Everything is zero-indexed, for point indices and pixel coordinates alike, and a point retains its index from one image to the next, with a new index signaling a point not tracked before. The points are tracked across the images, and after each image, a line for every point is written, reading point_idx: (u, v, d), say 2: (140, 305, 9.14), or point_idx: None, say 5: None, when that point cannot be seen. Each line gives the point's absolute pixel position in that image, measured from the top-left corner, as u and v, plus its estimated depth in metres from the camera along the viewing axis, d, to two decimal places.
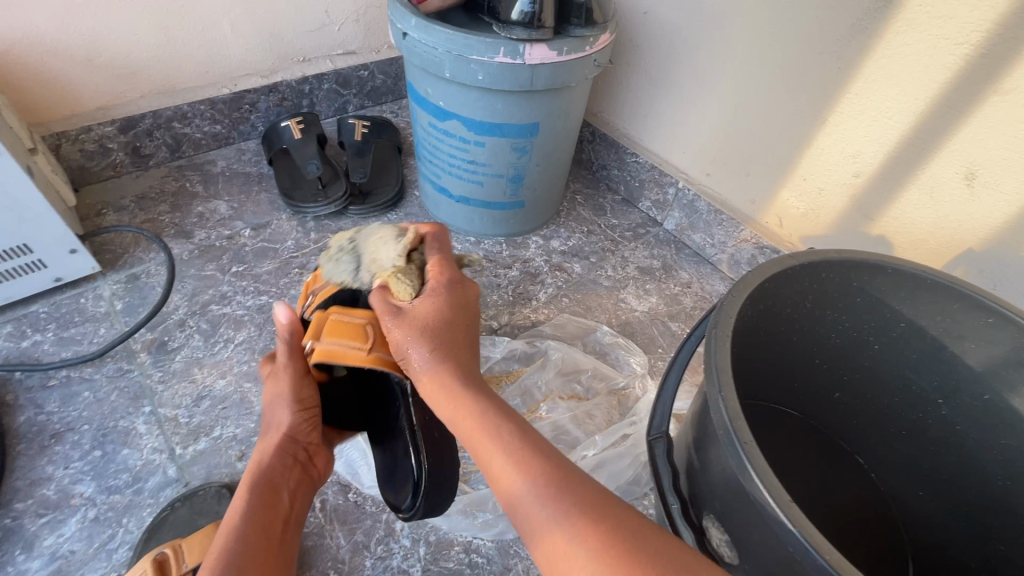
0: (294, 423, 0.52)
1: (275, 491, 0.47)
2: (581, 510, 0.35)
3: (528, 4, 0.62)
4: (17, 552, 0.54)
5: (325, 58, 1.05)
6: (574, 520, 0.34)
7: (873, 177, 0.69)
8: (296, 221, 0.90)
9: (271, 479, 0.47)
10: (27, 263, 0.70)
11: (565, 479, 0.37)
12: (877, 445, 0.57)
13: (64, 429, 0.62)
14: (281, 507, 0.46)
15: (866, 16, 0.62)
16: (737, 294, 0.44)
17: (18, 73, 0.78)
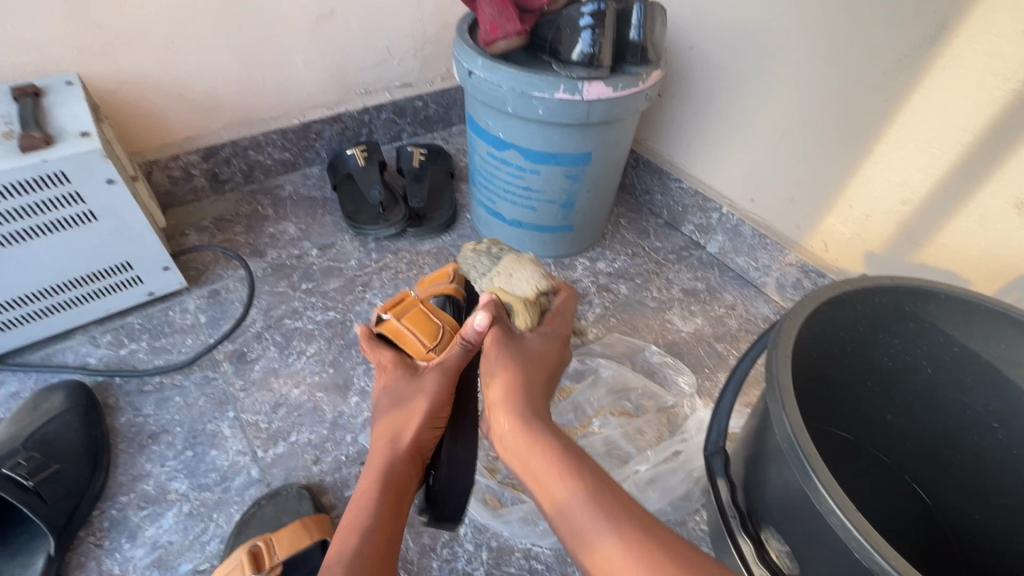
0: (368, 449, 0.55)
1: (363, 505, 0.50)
2: (637, 536, 0.41)
3: (589, 46, 0.67)
4: (122, 541, 0.60)
5: (384, 90, 1.13)
6: (622, 535, 0.41)
7: (921, 204, 0.71)
8: (358, 242, 0.97)
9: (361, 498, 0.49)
10: (128, 278, 0.77)
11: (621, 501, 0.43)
12: (931, 468, 0.58)
13: (159, 430, 0.69)
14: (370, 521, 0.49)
15: (912, 52, 0.65)
16: (795, 317, 0.47)
17: (122, 108, 0.87)
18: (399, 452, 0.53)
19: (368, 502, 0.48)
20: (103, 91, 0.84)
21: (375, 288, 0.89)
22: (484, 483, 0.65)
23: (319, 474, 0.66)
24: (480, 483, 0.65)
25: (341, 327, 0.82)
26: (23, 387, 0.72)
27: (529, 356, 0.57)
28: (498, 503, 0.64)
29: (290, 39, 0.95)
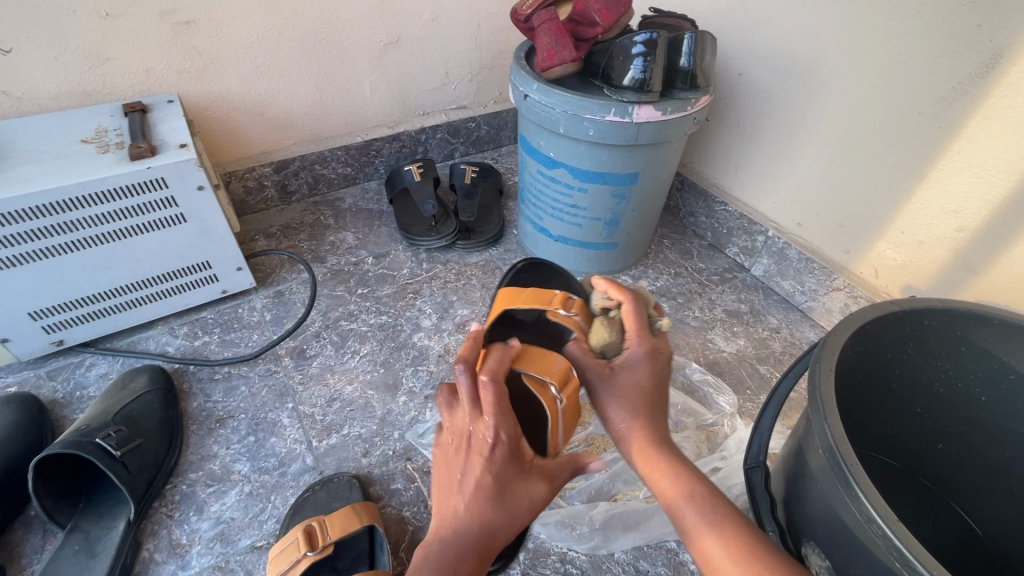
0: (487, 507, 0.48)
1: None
2: (724, 523, 0.42)
3: (640, 72, 0.71)
4: (190, 514, 0.65)
5: (441, 112, 1.20)
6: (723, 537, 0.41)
7: (977, 232, 0.70)
8: (410, 252, 1.02)
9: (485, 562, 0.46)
10: (207, 276, 0.85)
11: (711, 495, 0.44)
12: (987, 503, 0.56)
13: (226, 416, 0.75)
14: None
15: (967, 80, 0.66)
16: (839, 334, 0.48)
17: (210, 125, 0.96)
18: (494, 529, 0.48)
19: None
20: (197, 110, 0.93)
21: (425, 296, 0.93)
22: None
23: (367, 466, 0.70)
24: None
25: (392, 330, 0.87)
26: (111, 369, 0.80)
27: (624, 384, 0.50)
28: None
29: (360, 65, 1.04)
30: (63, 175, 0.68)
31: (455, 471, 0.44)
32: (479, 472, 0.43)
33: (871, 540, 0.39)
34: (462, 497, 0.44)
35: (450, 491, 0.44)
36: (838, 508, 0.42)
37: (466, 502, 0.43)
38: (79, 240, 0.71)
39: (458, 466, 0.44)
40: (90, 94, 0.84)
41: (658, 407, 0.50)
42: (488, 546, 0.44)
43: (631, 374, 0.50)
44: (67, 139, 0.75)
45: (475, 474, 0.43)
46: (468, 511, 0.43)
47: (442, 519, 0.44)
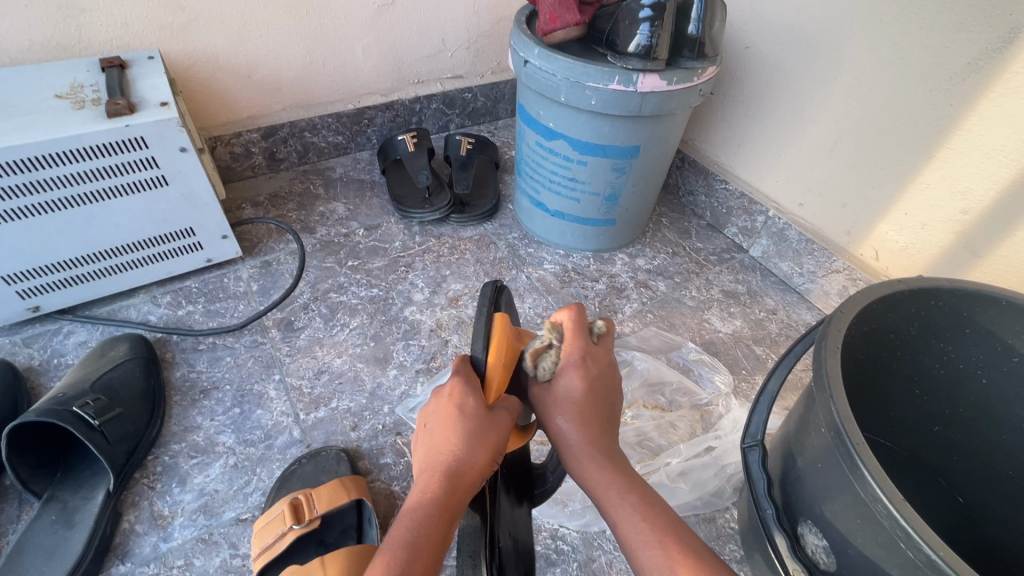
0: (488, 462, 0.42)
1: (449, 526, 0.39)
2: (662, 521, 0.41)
3: (646, 38, 0.68)
4: (173, 485, 0.63)
5: (436, 81, 1.16)
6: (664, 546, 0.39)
7: (982, 215, 0.69)
8: (403, 225, 0.99)
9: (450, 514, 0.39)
10: (191, 244, 0.82)
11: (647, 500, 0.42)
12: (981, 487, 0.55)
13: (210, 387, 0.73)
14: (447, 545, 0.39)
15: (983, 55, 0.63)
16: (846, 312, 0.47)
17: (194, 85, 0.92)
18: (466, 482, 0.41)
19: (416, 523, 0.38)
20: (179, 69, 0.89)
21: (417, 270, 0.91)
22: None
23: (356, 440, 0.68)
24: None
25: (383, 304, 0.85)
26: (90, 337, 0.78)
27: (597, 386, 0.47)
28: None
29: (353, 28, 0.99)
30: (34, 130, 0.64)
31: (470, 430, 0.42)
32: (493, 438, 0.42)
33: (873, 519, 0.38)
34: (471, 443, 0.41)
35: (453, 437, 0.42)
36: (839, 486, 0.42)
37: (474, 449, 0.41)
38: (54, 200, 0.68)
39: (462, 428, 0.41)
40: (64, 48, 0.79)
41: (610, 419, 0.47)
42: (462, 491, 0.40)
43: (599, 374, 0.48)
44: (39, 93, 0.70)
45: (489, 442, 0.42)
46: (466, 459, 0.41)
47: (444, 469, 0.41)
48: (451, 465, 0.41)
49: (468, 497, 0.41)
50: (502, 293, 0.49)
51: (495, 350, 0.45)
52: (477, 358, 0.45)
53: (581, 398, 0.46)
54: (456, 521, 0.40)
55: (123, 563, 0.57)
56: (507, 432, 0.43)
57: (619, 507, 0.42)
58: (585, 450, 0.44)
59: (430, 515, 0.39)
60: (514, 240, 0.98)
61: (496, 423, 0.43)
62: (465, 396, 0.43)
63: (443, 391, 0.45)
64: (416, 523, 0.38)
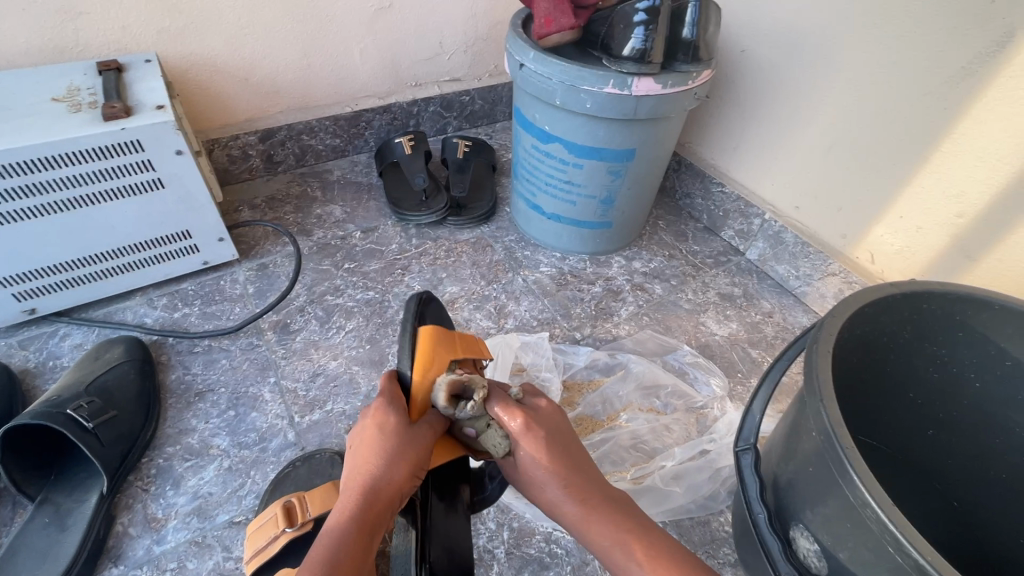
0: (404, 475, 0.46)
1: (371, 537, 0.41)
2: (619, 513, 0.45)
3: (640, 42, 0.68)
4: (167, 488, 0.63)
5: (434, 84, 1.16)
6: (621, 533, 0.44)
7: (977, 218, 0.69)
8: (399, 227, 1.00)
9: (371, 526, 0.42)
10: (187, 246, 0.82)
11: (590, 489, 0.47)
12: (975, 491, 0.55)
13: (206, 389, 0.73)
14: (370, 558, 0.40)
15: (977, 59, 0.64)
16: (838, 315, 0.47)
17: (191, 88, 0.92)
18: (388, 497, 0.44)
19: (339, 535, 0.40)
20: (176, 72, 0.89)
21: (413, 272, 0.91)
22: None
23: None
24: None
25: (379, 306, 0.85)
26: (85, 339, 0.78)
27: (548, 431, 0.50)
28: None
29: (351, 32, 1.00)
30: (30, 133, 0.65)
31: (387, 447, 0.46)
32: (410, 455, 0.47)
33: (862, 524, 0.39)
34: (390, 460, 0.45)
35: (371, 457, 0.45)
36: (828, 490, 0.42)
37: (393, 466, 0.45)
38: (50, 203, 0.68)
39: (379, 445, 0.45)
40: (62, 51, 0.80)
41: (583, 467, 0.49)
42: (381, 508, 0.43)
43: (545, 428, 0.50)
44: (36, 96, 0.71)
45: (407, 457, 0.46)
46: (384, 475, 0.44)
47: (363, 487, 0.43)
48: (371, 482, 0.44)
49: (384, 516, 0.43)
50: (424, 303, 0.60)
51: (420, 361, 0.52)
52: (404, 375, 0.52)
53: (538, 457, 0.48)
54: (376, 536, 0.42)
55: (116, 566, 0.57)
56: (422, 448, 0.48)
57: (592, 524, 0.45)
58: (570, 503, 0.46)
59: (353, 527, 0.41)
60: (510, 243, 0.98)
61: (415, 442, 0.48)
62: (386, 416, 0.48)
63: (366, 414, 0.49)
64: (338, 536, 0.40)
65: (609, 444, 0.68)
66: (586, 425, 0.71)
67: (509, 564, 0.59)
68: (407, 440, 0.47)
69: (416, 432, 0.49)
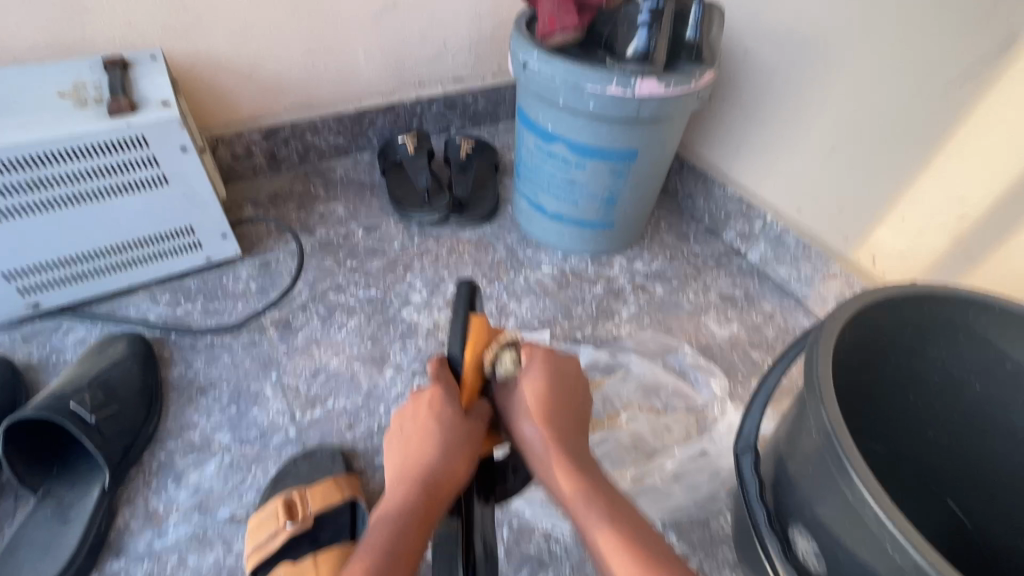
0: (457, 466, 0.51)
1: (424, 526, 0.48)
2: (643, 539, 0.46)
3: (644, 43, 0.69)
4: (168, 482, 0.63)
5: (437, 84, 1.16)
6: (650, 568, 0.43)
7: (979, 222, 0.69)
8: (402, 226, 1.00)
9: (424, 514, 0.48)
10: (190, 243, 0.82)
11: (625, 517, 0.48)
12: (975, 492, 0.55)
13: (208, 385, 0.73)
14: (420, 544, 0.47)
15: (979, 62, 0.64)
16: (839, 316, 0.47)
17: (196, 86, 0.92)
18: (441, 491, 0.49)
19: (392, 519, 0.47)
20: (182, 69, 0.90)
21: (415, 271, 0.91)
22: None
23: (352, 440, 0.69)
24: None
25: (381, 304, 0.85)
26: (89, 334, 0.78)
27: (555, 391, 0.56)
28: (520, 483, 0.65)
29: (355, 31, 1.00)
30: (38, 128, 0.65)
31: (440, 440, 0.51)
32: (465, 448, 0.52)
33: (862, 525, 0.39)
34: (445, 455, 0.50)
35: (428, 449, 0.51)
36: (829, 492, 0.42)
37: (447, 461, 0.50)
38: (56, 198, 0.68)
39: (435, 440, 0.51)
40: (68, 48, 0.80)
41: (571, 431, 0.55)
42: (436, 500, 0.49)
43: (559, 374, 0.58)
44: (42, 92, 0.71)
45: (462, 451, 0.52)
46: (437, 468, 0.50)
47: (420, 478, 0.50)
48: (427, 474, 0.50)
49: (441, 505, 0.49)
50: (470, 283, 0.62)
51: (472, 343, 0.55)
52: (454, 358, 0.55)
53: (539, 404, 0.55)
54: (433, 523, 0.48)
55: (117, 559, 0.58)
56: (475, 439, 0.53)
57: (595, 528, 0.47)
58: (545, 449, 0.52)
59: (405, 514, 0.47)
60: (512, 242, 0.99)
61: (468, 432, 0.53)
62: (441, 408, 0.53)
63: (421, 401, 0.54)
64: (391, 523, 0.47)
65: (610, 443, 0.69)
66: (587, 425, 0.71)
67: (510, 562, 0.59)
68: (458, 429, 0.52)
69: (463, 421, 0.53)
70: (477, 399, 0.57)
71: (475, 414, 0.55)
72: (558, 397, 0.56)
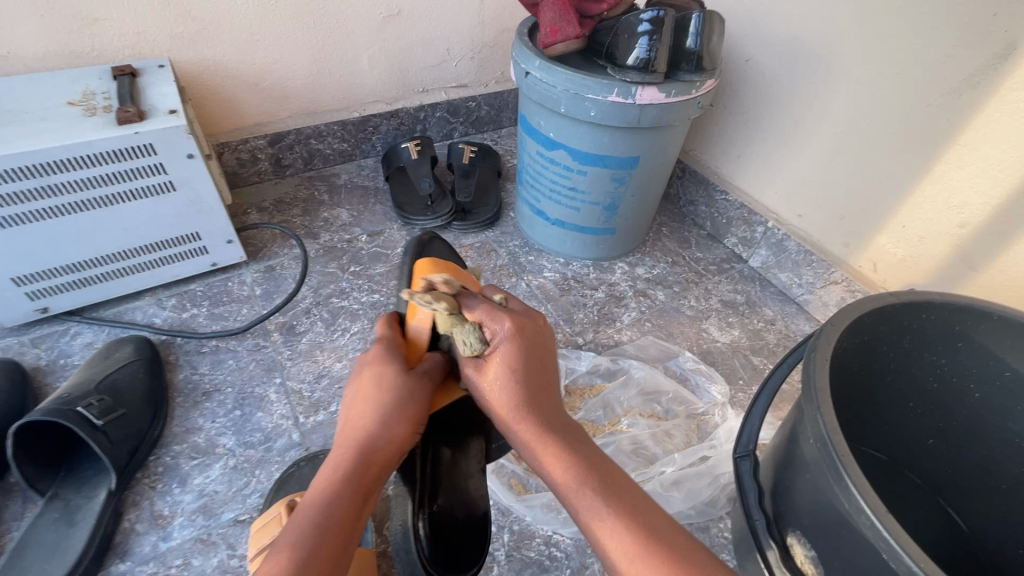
0: (403, 430, 0.44)
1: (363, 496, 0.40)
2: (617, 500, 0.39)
3: (645, 51, 0.69)
4: (173, 486, 0.64)
5: (441, 90, 1.18)
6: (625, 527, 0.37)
7: (979, 229, 0.69)
8: (405, 231, 1.01)
9: (363, 482, 0.40)
10: (196, 248, 0.83)
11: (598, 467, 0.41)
12: (975, 501, 0.55)
13: (212, 389, 0.74)
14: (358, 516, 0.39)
15: (978, 71, 0.64)
16: (837, 324, 0.47)
17: (203, 93, 0.94)
18: (383, 454, 0.43)
19: (325, 489, 0.39)
20: (189, 77, 0.91)
21: None
22: (510, 468, 0.66)
23: None
24: (506, 468, 0.66)
25: (384, 309, 0.86)
26: (96, 338, 0.79)
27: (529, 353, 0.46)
28: (522, 488, 0.65)
29: (359, 39, 1.01)
30: (47, 137, 0.66)
31: (385, 400, 0.45)
32: (410, 410, 0.45)
33: (859, 533, 0.39)
34: (388, 418, 0.44)
35: (370, 410, 0.44)
36: (827, 499, 0.42)
37: (389, 424, 0.44)
38: (65, 204, 0.69)
39: (379, 399, 0.45)
40: (77, 57, 0.81)
41: (546, 392, 0.46)
42: (377, 466, 0.42)
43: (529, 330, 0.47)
44: (52, 100, 0.72)
45: (408, 413, 0.45)
46: (381, 433, 0.43)
47: (360, 443, 0.42)
48: (368, 439, 0.43)
49: (380, 476, 0.42)
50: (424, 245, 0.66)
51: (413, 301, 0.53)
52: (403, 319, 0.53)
53: (507, 371, 0.45)
54: (371, 492, 0.41)
55: (123, 561, 0.58)
56: (422, 398, 0.47)
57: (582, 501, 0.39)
58: (523, 426, 0.44)
59: (341, 481, 0.39)
60: (514, 247, 0.99)
61: (416, 393, 0.47)
62: (386, 367, 0.47)
63: (364, 362, 0.49)
64: (324, 492, 0.38)
65: (610, 448, 0.69)
66: (588, 429, 0.72)
67: (510, 566, 0.60)
68: (402, 388, 0.46)
69: (410, 379, 0.47)
70: (427, 355, 0.51)
71: (424, 372, 0.49)
72: (529, 362, 0.46)
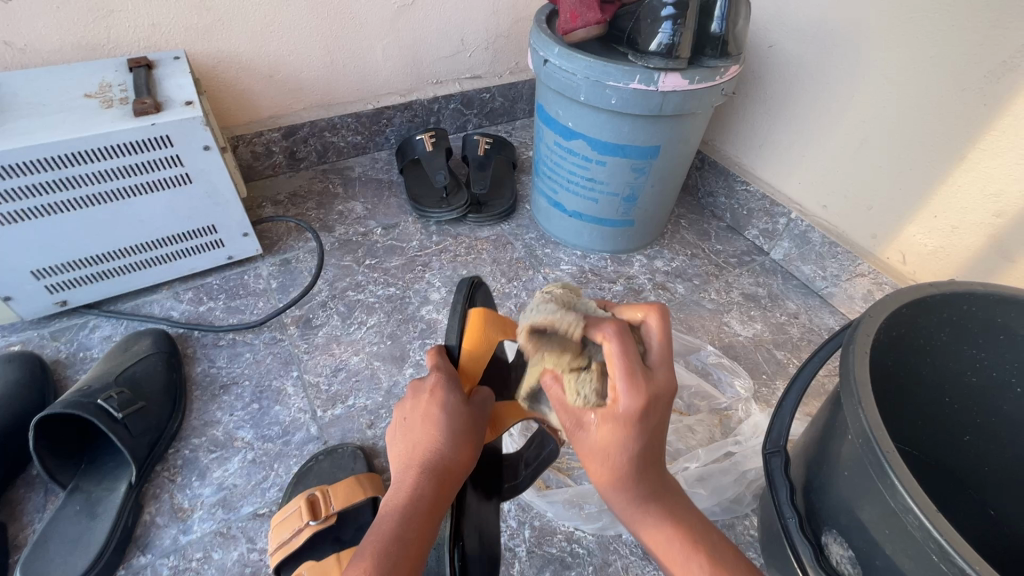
0: (467, 454, 0.44)
1: (433, 520, 0.41)
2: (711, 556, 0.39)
3: (668, 36, 0.67)
4: (192, 479, 0.64)
5: (455, 81, 1.16)
6: None
7: (1017, 217, 0.67)
8: (420, 224, 1.00)
9: (434, 507, 0.41)
10: (212, 241, 0.83)
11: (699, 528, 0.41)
12: (1015, 499, 0.53)
13: (230, 382, 0.74)
14: (430, 536, 0.40)
15: (1018, 53, 0.61)
16: (874, 315, 0.45)
17: (217, 85, 0.93)
18: (449, 479, 0.43)
19: (399, 513, 0.40)
20: (204, 69, 0.91)
21: (434, 269, 0.91)
22: None
23: (372, 438, 0.69)
24: None
25: (400, 302, 0.85)
26: (114, 331, 0.79)
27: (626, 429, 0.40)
28: (542, 484, 0.65)
29: (374, 30, 1.00)
30: (65, 129, 0.66)
31: (451, 423, 0.45)
32: (472, 437, 0.45)
33: (903, 531, 0.37)
34: (454, 443, 0.44)
35: (436, 432, 0.44)
36: (870, 496, 0.40)
37: (456, 447, 0.44)
38: (83, 197, 0.69)
39: (445, 423, 0.44)
40: (94, 49, 0.81)
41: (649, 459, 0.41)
42: (448, 489, 0.42)
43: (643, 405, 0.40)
44: (69, 93, 0.72)
45: (472, 439, 0.45)
46: (448, 457, 0.43)
47: (429, 464, 0.42)
48: (440, 461, 0.43)
49: (448, 496, 0.43)
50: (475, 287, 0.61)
51: (466, 339, 0.53)
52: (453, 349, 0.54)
53: (608, 447, 0.40)
54: (443, 513, 0.42)
55: (144, 554, 0.58)
56: (479, 425, 0.48)
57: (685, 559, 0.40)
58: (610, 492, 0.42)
59: (415, 507, 0.40)
60: (531, 240, 0.98)
61: (477, 422, 0.47)
62: (446, 393, 0.46)
63: (421, 387, 0.47)
64: (400, 517, 0.39)
65: None
66: None
67: (531, 563, 0.59)
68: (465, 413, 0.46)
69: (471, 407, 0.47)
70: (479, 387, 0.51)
71: (480, 402, 0.49)
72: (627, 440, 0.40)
